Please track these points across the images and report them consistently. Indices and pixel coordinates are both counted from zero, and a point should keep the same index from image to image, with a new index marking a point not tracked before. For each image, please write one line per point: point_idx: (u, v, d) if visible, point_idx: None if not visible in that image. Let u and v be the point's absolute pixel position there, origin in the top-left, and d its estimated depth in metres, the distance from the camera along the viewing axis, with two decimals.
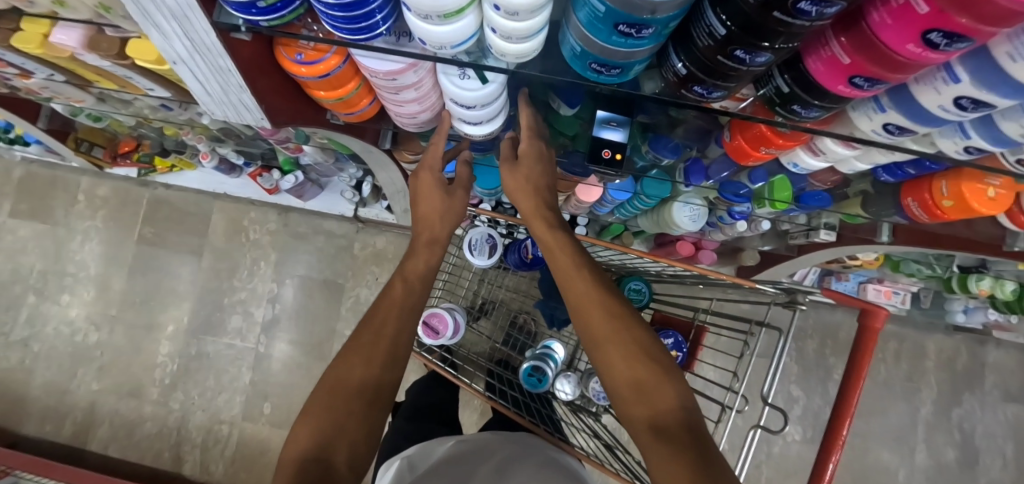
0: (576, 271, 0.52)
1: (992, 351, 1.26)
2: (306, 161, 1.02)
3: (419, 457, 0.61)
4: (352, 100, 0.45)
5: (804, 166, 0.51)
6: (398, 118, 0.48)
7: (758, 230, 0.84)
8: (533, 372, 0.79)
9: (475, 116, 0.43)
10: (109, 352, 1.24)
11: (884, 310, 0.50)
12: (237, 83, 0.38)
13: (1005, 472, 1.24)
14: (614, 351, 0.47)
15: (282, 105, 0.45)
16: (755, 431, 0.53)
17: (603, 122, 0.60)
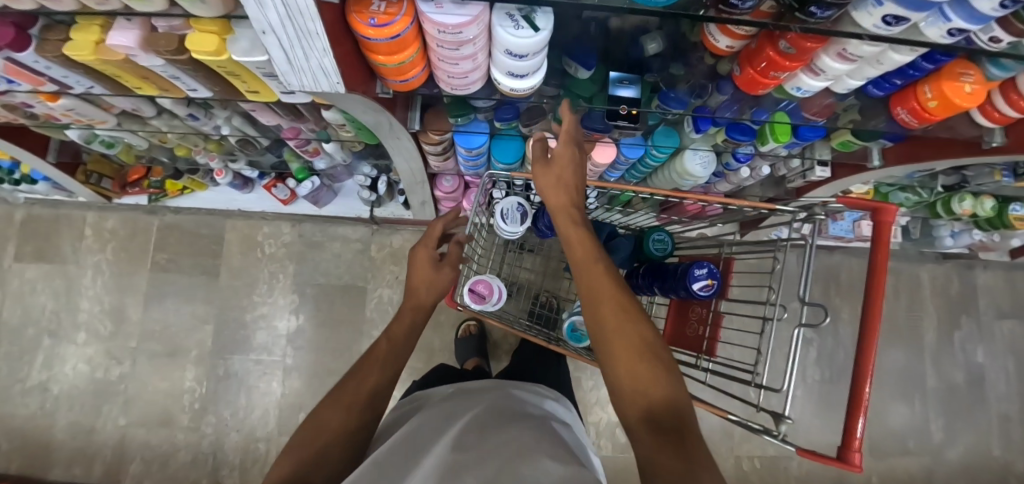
0: (593, 265, 0.48)
1: (980, 274, 1.35)
2: (321, 165, 1.07)
3: (417, 402, 0.68)
4: (408, 67, 0.51)
5: (807, 89, 0.57)
6: (447, 78, 0.54)
7: (760, 175, 0.91)
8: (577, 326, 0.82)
9: (521, 67, 0.49)
10: (134, 384, 1.23)
11: (895, 206, 0.56)
12: (321, 46, 0.43)
13: (1009, 385, 1.32)
14: (618, 342, 0.43)
15: (348, 69, 0.50)
16: (800, 329, 0.56)
17: (617, 81, 0.66)
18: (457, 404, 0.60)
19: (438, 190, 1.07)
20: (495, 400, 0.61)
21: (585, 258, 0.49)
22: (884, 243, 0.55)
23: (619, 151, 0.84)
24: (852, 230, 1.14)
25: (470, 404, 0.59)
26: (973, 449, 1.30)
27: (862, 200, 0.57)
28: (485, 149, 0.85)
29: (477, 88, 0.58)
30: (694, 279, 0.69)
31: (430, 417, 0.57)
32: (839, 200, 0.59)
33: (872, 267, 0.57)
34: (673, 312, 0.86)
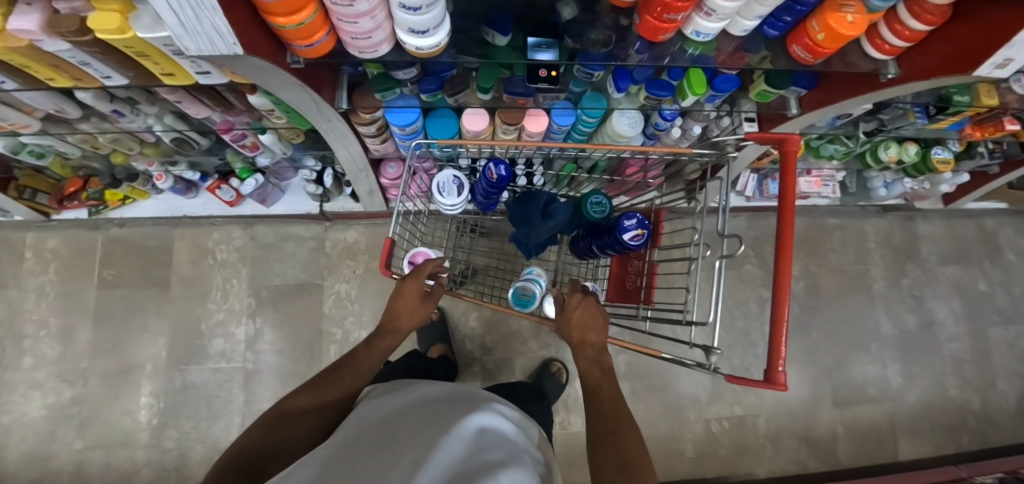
0: (602, 390, 0.54)
1: (921, 224, 1.42)
2: (262, 162, 1.06)
3: (393, 387, 0.57)
4: (313, 27, 0.51)
5: (705, 32, 0.59)
6: (352, 41, 0.54)
7: (690, 136, 0.95)
8: (521, 292, 0.84)
9: (420, 23, 0.50)
10: (87, 406, 1.18)
11: (797, 135, 0.58)
12: (211, 5, 0.42)
13: (959, 326, 1.39)
14: (610, 452, 0.45)
15: (244, 31, 0.49)
16: (721, 261, 0.60)
17: (535, 45, 0.67)
18: (436, 405, 0.50)
19: (384, 177, 1.07)
20: (481, 406, 0.50)
21: (596, 385, 0.55)
22: (789, 163, 0.56)
23: (552, 117, 0.85)
24: (791, 188, 1.19)
25: (452, 406, 0.48)
26: (930, 390, 1.35)
27: (767, 133, 0.60)
28: (419, 127, 0.85)
29: (388, 51, 0.58)
30: (624, 230, 0.74)
31: (400, 418, 0.47)
32: (748, 136, 0.62)
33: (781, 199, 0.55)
34: (613, 267, 0.88)
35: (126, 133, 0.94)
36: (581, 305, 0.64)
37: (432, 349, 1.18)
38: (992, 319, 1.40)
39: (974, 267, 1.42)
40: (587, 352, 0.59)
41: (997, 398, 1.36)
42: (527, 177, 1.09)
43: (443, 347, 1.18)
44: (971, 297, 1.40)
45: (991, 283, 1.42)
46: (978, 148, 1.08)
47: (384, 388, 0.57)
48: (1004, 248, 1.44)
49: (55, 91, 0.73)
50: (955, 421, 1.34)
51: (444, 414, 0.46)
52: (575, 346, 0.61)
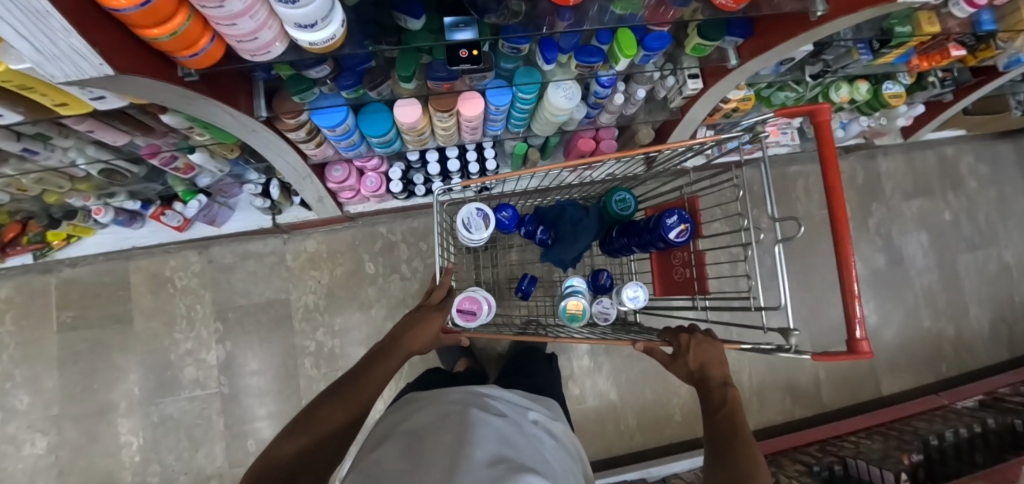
0: (729, 410, 0.54)
1: (882, 161, 1.44)
2: (203, 182, 1.02)
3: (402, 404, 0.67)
4: (190, 35, 0.48)
5: None
6: (241, 44, 0.50)
7: (636, 99, 0.92)
8: (571, 308, 0.78)
9: (303, 17, 0.46)
10: (67, 452, 1.16)
11: (827, 104, 0.52)
12: (60, 25, 0.37)
13: (927, 258, 1.43)
14: (728, 467, 0.47)
15: (116, 49, 0.45)
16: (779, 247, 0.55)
17: (453, 25, 0.64)
18: (430, 411, 0.61)
19: (330, 181, 1.04)
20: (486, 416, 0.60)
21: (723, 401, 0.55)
22: (828, 148, 0.50)
23: (486, 98, 0.82)
24: None
25: (445, 410, 0.60)
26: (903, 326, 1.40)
27: (791, 107, 0.53)
28: (351, 126, 0.81)
29: (284, 50, 0.55)
30: (669, 228, 0.69)
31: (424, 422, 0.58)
32: (772, 112, 0.56)
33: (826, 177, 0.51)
34: (657, 263, 0.84)
35: (52, 171, 0.86)
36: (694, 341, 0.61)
37: (456, 364, 1.16)
38: (959, 247, 1.45)
39: (937, 200, 1.46)
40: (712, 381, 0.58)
41: (968, 323, 1.41)
42: (480, 162, 1.08)
43: (467, 360, 1.16)
44: (937, 229, 1.45)
45: (956, 213, 1.46)
46: (929, 78, 1.05)
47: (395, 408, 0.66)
48: (966, 176, 1.48)
49: None
50: (930, 351, 1.38)
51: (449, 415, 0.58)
52: (704, 376, 0.59)
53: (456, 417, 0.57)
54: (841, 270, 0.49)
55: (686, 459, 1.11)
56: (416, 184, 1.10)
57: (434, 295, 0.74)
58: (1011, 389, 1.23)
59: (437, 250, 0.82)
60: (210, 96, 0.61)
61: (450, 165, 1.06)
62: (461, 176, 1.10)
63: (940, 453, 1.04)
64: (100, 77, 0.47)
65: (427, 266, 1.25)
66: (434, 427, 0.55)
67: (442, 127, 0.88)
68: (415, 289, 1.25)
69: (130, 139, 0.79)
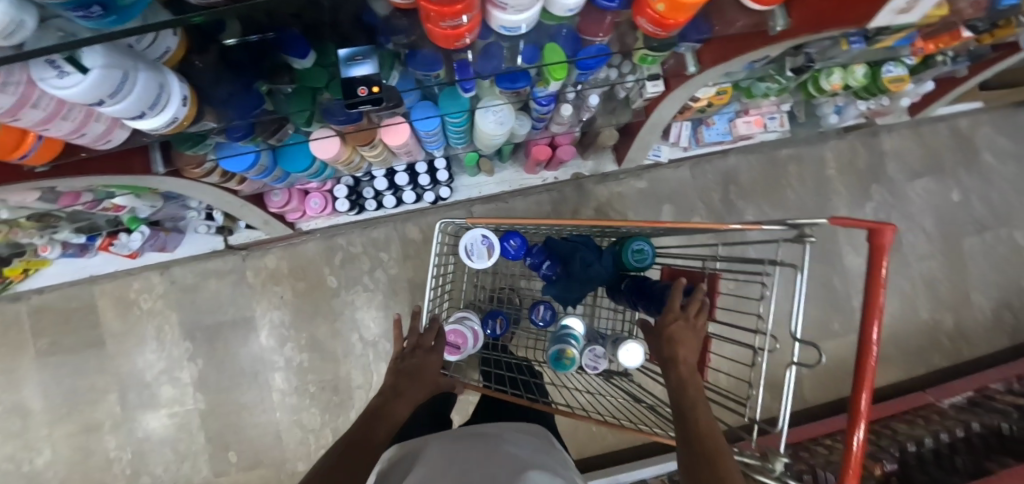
0: (698, 409, 0.51)
1: (886, 139, 1.29)
2: (147, 213, 0.96)
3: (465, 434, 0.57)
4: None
5: (510, 26, 0.46)
6: (76, 142, 0.46)
7: (591, 109, 0.82)
8: (562, 355, 0.75)
9: (124, 111, 0.42)
10: (63, 468, 1.22)
11: (891, 226, 0.50)
12: None
13: (930, 244, 1.31)
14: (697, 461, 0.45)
15: None
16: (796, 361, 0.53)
17: (347, 59, 0.55)
18: (430, 453, 0.52)
19: (271, 206, 0.98)
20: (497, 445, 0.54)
21: (690, 402, 0.52)
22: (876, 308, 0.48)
23: (412, 124, 0.73)
24: (728, 132, 1.06)
25: (463, 448, 0.53)
26: (896, 316, 1.31)
27: (857, 221, 0.51)
28: (269, 163, 0.76)
29: (126, 135, 0.51)
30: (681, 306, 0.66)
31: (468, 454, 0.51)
32: (834, 220, 0.52)
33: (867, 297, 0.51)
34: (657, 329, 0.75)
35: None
36: (676, 326, 0.59)
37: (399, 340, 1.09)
38: (968, 229, 1.31)
39: (948, 178, 1.31)
40: (682, 361, 0.56)
41: (970, 311, 1.32)
42: (431, 174, 1.01)
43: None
44: (945, 211, 1.31)
45: (967, 192, 1.31)
46: (937, 59, 0.92)
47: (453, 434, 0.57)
48: (982, 149, 1.31)
49: None
50: (924, 342, 1.31)
51: (453, 454, 0.51)
52: (668, 365, 0.57)
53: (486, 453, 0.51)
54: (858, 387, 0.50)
55: (637, 470, 1.09)
56: (366, 198, 1.03)
57: (425, 335, 0.65)
58: (1004, 385, 1.18)
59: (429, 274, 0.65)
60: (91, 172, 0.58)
61: (398, 179, 0.99)
62: (412, 188, 1.03)
63: (916, 459, 1.03)
64: None
65: (389, 277, 1.21)
66: (448, 465, 0.48)
67: (371, 155, 0.80)
68: (379, 301, 1.21)
69: (50, 190, 0.74)
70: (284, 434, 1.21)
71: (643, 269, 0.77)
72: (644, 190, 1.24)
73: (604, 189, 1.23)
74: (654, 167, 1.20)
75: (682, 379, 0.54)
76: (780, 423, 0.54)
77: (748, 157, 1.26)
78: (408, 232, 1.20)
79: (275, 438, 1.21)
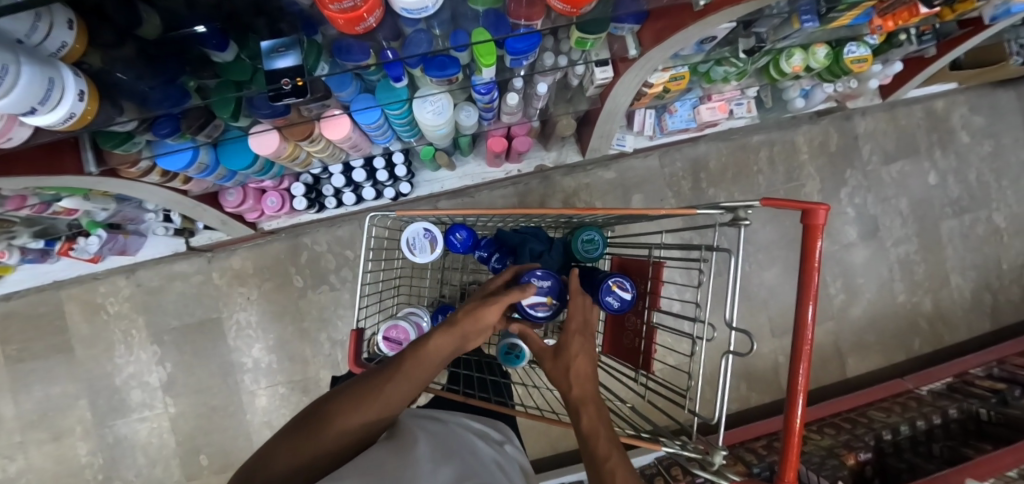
0: (612, 465, 0.37)
1: (860, 122, 1.27)
2: (99, 216, 0.95)
3: (424, 418, 0.50)
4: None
5: (413, 8, 0.44)
6: None
7: (543, 97, 0.80)
8: (511, 349, 0.73)
9: (13, 106, 0.40)
10: (36, 475, 1.21)
11: (824, 205, 0.49)
12: None
13: (907, 228, 1.28)
14: None
15: None
16: (728, 354, 0.51)
17: (270, 51, 0.52)
18: (414, 437, 0.41)
19: (228, 206, 0.97)
20: (454, 433, 0.48)
21: (602, 452, 0.38)
22: (808, 285, 0.46)
23: (353, 118, 0.72)
24: (693, 119, 1.03)
25: (424, 428, 0.46)
26: (872, 301, 1.28)
27: (788, 202, 0.50)
28: (209, 160, 0.74)
29: (29, 132, 0.49)
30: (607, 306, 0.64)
31: (430, 433, 0.45)
32: (764, 201, 0.51)
33: (802, 283, 0.50)
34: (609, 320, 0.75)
35: None
36: (581, 354, 0.45)
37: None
38: (944, 212, 1.29)
39: (923, 160, 1.28)
40: (577, 394, 0.42)
41: (949, 295, 1.29)
42: (390, 169, 0.99)
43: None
44: (921, 194, 1.28)
45: (944, 173, 1.29)
46: (899, 37, 0.90)
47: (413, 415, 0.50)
48: (958, 129, 1.29)
49: None
50: (903, 328, 1.29)
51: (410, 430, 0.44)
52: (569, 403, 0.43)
53: (449, 441, 0.44)
54: (792, 378, 0.49)
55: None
56: (325, 196, 1.02)
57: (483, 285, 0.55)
58: (984, 370, 1.16)
59: (362, 269, 0.63)
60: (14, 173, 0.56)
61: (355, 175, 0.98)
62: (372, 184, 1.01)
63: (891, 448, 1.01)
64: None
65: (356, 275, 1.19)
66: (414, 456, 0.37)
67: (317, 150, 0.79)
68: (346, 300, 1.20)
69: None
70: (254, 437, 1.20)
71: (593, 261, 0.76)
72: (613, 180, 1.22)
73: (571, 180, 1.21)
74: (621, 157, 1.18)
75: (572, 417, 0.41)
76: (716, 417, 0.52)
77: (718, 144, 1.24)
78: None
79: (245, 440, 1.20)
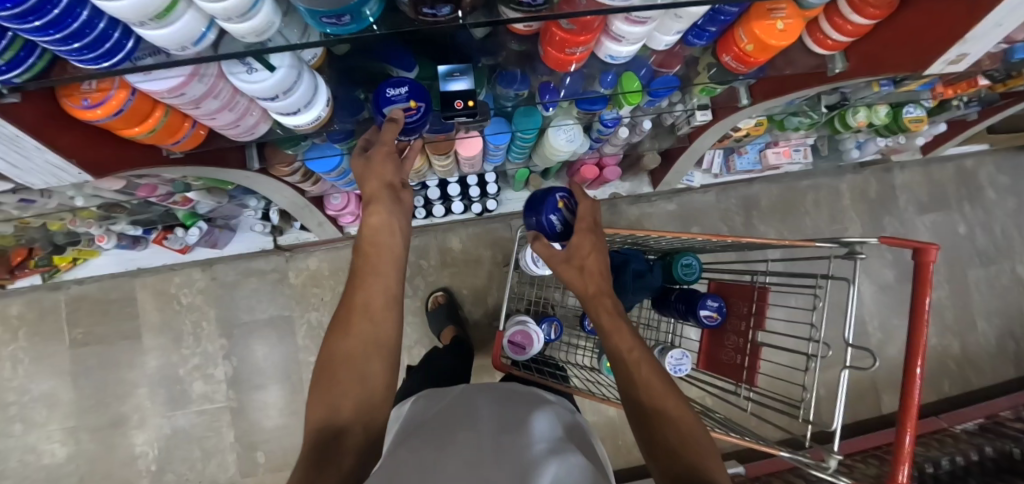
0: (636, 360, 0.47)
1: (897, 174, 1.38)
2: (204, 209, 1.00)
3: (482, 394, 0.60)
4: (138, 110, 0.43)
5: (618, 55, 0.52)
6: (227, 132, 0.51)
7: (644, 131, 0.88)
8: None
9: (285, 107, 0.46)
10: (86, 462, 1.20)
11: (934, 246, 0.58)
12: None
13: (939, 274, 1.38)
14: (657, 433, 0.43)
15: (59, 130, 0.43)
16: (845, 371, 0.59)
17: (446, 75, 0.58)
18: (466, 425, 0.50)
19: (329, 208, 1.03)
20: (522, 408, 0.56)
21: (626, 350, 0.48)
22: (925, 312, 0.55)
23: (486, 139, 0.79)
24: (758, 161, 1.14)
25: (482, 408, 0.55)
26: (907, 341, 1.36)
27: (904, 241, 0.59)
28: (345, 167, 0.81)
29: (267, 130, 0.55)
30: (551, 226, 0.58)
31: (487, 412, 0.54)
32: (882, 239, 0.60)
33: (914, 312, 0.58)
34: (705, 338, 0.82)
35: (63, 209, 0.85)
36: (591, 256, 0.53)
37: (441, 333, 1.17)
38: (972, 261, 1.39)
39: (953, 212, 1.39)
40: (596, 310, 0.51)
41: (976, 339, 1.38)
42: (481, 186, 1.06)
43: (453, 329, 1.13)
44: (951, 243, 1.39)
45: (971, 226, 1.40)
46: (951, 103, 1.00)
47: (474, 395, 0.60)
48: (985, 186, 1.41)
49: None
50: (934, 368, 1.37)
51: (470, 413, 0.54)
52: (591, 306, 0.51)
53: (503, 415, 0.53)
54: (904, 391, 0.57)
55: None
56: (416, 207, 1.09)
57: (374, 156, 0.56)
58: (1013, 412, 1.23)
59: None
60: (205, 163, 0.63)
61: (450, 189, 1.05)
62: (462, 199, 1.08)
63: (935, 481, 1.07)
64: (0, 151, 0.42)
65: (427, 283, 1.25)
66: (475, 444, 0.46)
67: (441, 165, 0.87)
68: (415, 306, 1.25)
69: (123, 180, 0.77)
70: None
71: (690, 282, 0.83)
72: (673, 212, 1.31)
73: (635, 209, 1.29)
74: (683, 191, 1.28)
75: (605, 331, 0.49)
76: (831, 425, 0.59)
77: (770, 184, 1.34)
78: (448, 242, 1.25)
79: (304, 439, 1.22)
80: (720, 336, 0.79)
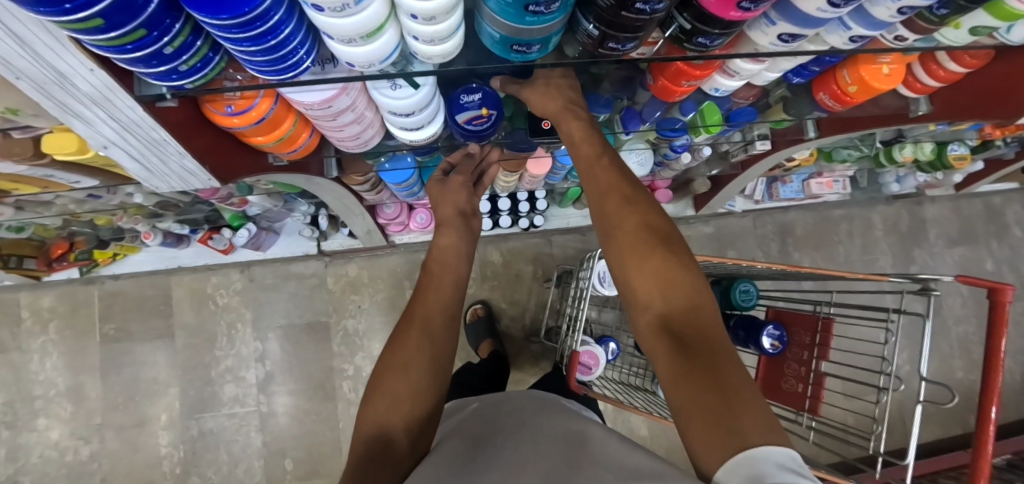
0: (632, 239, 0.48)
1: (928, 208, 1.41)
2: (253, 211, 1.00)
3: (510, 404, 0.59)
4: (274, 120, 0.44)
5: (724, 89, 0.54)
6: (343, 143, 0.51)
7: (701, 157, 0.89)
8: None
9: (411, 123, 0.47)
10: (109, 461, 1.18)
11: (1010, 286, 0.59)
12: (125, 102, 0.35)
13: (966, 308, 1.40)
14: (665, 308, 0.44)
15: (197, 136, 0.44)
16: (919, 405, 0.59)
17: None
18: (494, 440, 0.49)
19: (381, 217, 1.04)
20: (550, 413, 0.55)
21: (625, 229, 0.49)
22: (1003, 350, 0.56)
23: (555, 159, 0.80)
24: (801, 190, 1.17)
25: (507, 420, 0.54)
26: (934, 374, 1.37)
27: (981, 281, 0.59)
28: (414, 180, 0.81)
29: (377, 142, 0.56)
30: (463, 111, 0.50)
31: (513, 424, 0.53)
32: (957, 277, 0.61)
33: (990, 349, 0.59)
34: (762, 364, 0.82)
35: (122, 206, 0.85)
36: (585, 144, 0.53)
37: (480, 346, 1.16)
38: None
39: (981, 247, 1.42)
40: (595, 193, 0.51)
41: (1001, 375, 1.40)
42: (530, 202, 1.07)
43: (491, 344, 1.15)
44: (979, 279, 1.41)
45: (998, 262, 1.42)
46: (995, 143, 1.03)
47: (502, 404, 0.59)
48: (1012, 224, 1.44)
49: (29, 194, 0.69)
50: (961, 402, 1.38)
51: (496, 426, 0.53)
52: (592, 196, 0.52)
53: (533, 424, 0.52)
54: (980, 428, 0.57)
55: None
56: None
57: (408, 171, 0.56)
58: None
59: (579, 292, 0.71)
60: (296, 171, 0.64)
61: (501, 204, 1.05)
62: (511, 213, 1.09)
63: None
64: (129, 150, 0.43)
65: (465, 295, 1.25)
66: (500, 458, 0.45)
67: (504, 181, 0.88)
68: None
69: None
70: (344, 445, 1.21)
71: (747, 309, 0.85)
72: (710, 234, 1.32)
73: None
74: (722, 215, 1.30)
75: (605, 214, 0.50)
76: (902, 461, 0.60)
77: (805, 212, 1.36)
78: (488, 255, 1.26)
79: (333, 447, 1.21)
80: (779, 363, 0.79)
